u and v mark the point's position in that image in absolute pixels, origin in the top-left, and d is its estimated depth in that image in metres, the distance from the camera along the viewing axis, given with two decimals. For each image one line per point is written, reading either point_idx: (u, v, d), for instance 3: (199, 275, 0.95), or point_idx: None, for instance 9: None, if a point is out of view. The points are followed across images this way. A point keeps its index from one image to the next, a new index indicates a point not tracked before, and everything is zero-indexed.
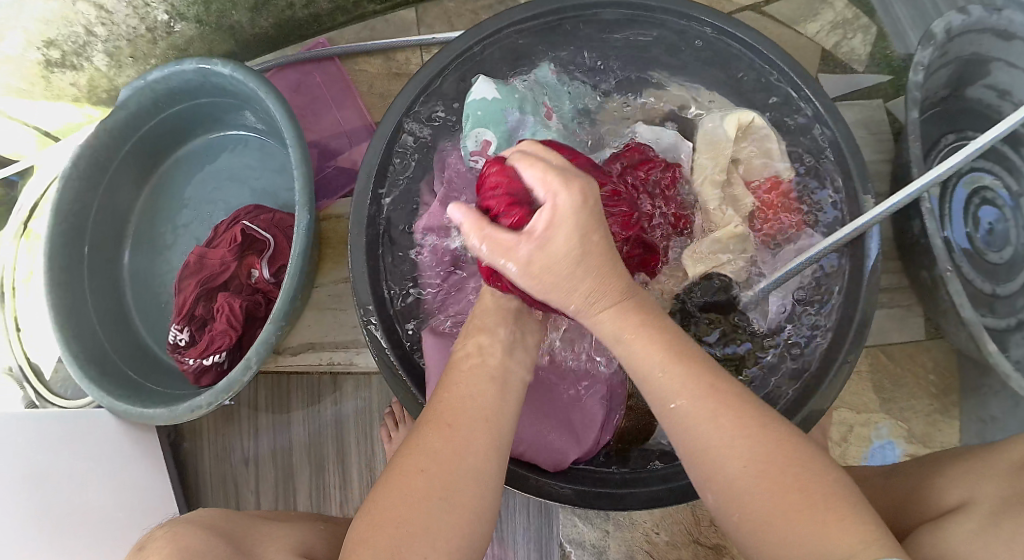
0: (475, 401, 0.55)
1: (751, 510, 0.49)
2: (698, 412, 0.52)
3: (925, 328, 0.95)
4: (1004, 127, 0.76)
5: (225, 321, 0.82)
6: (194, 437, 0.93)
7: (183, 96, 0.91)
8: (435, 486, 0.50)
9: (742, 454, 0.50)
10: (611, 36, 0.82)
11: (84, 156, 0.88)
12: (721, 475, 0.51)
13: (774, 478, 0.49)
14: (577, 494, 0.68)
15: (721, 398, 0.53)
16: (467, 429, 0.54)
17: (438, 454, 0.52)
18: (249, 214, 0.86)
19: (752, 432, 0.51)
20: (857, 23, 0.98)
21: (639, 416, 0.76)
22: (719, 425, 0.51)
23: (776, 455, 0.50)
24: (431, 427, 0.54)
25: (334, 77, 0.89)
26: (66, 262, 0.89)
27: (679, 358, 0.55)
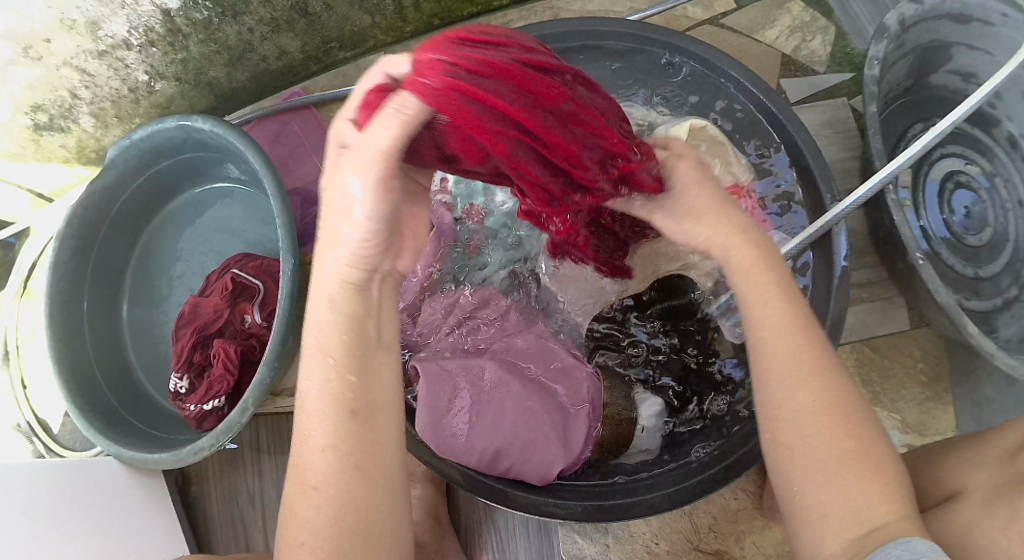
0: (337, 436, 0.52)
1: (811, 456, 0.52)
2: (789, 354, 0.54)
3: (909, 317, 0.97)
4: (958, 113, 0.80)
5: (221, 367, 0.84)
6: (200, 481, 0.95)
7: (167, 152, 0.94)
8: (334, 527, 0.50)
9: (819, 397, 0.53)
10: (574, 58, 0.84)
11: (77, 215, 0.91)
12: (789, 417, 0.53)
13: (831, 423, 0.52)
14: (569, 508, 0.70)
15: (807, 343, 0.55)
16: (341, 470, 0.51)
17: (328, 496, 0.51)
18: (238, 263, 0.89)
19: (829, 376, 0.53)
20: (815, 25, 1.01)
21: (615, 423, 0.77)
22: (796, 365, 0.54)
23: (838, 405, 0.52)
24: (313, 469, 0.52)
25: (310, 125, 0.92)
26: (66, 319, 0.92)
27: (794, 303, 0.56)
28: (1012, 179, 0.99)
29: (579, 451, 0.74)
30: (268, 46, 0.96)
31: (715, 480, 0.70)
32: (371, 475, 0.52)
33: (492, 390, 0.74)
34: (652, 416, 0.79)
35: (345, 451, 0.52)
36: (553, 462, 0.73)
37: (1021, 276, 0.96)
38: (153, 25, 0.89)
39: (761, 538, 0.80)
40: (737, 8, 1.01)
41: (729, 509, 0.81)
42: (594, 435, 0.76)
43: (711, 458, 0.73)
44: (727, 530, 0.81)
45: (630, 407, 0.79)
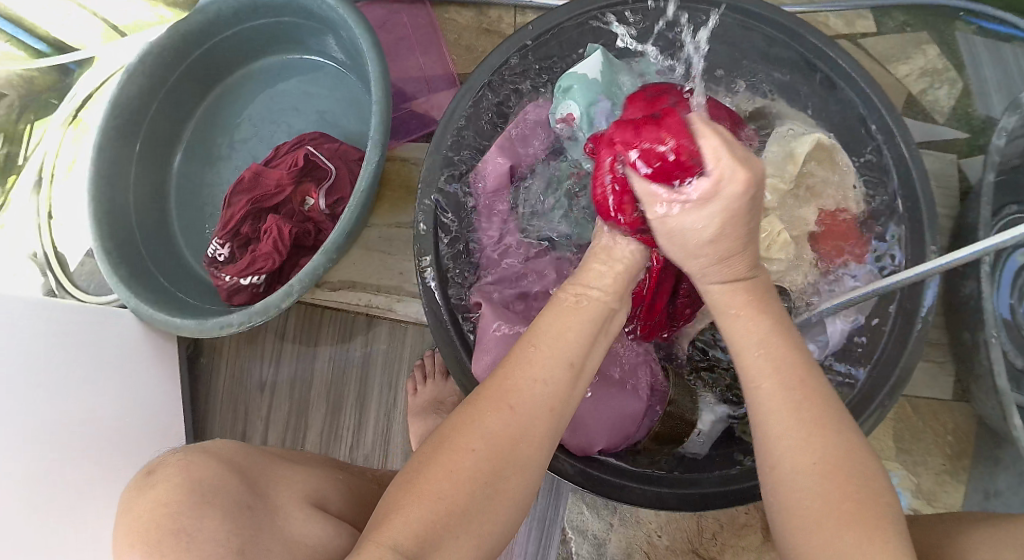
0: (540, 385, 0.50)
1: (798, 502, 0.49)
2: (783, 400, 0.51)
3: (953, 388, 0.94)
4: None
5: (270, 244, 0.81)
6: (212, 353, 0.92)
7: (263, 13, 0.90)
8: (482, 472, 0.46)
9: (815, 453, 0.49)
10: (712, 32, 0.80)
11: (152, 54, 0.87)
12: (772, 444, 0.51)
13: (836, 485, 0.48)
14: (589, 478, 0.67)
15: (810, 405, 0.51)
16: (527, 419, 0.49)
17: (497, 436, 0.48)
18: (315, 141, 0.85)
19: (825, 436, 0.50)
20: (945, 75, 0.97)
21: (675, 419, 0.73)
22: (799, 420, 0.50)
23: (831, 465, 0.48)
24: (492, 405, 0.49)
25: (420, 20, 0.88)
26: (113, 156, 0.88)
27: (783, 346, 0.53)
28: None
29: (627, 428, 0.72)
30: None
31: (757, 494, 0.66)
32: (527, 422, 0.49)
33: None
34: (711, 422, 0.75)
35: (510, 404, 0.49)
36: (597, 435, 0.70)
37: None
38: None
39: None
40: (873, 34, 0.98)
41: (737, 521, 0.79)
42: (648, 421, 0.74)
43: (753, 468, 0.67)
44: (728, 541, 0.79)
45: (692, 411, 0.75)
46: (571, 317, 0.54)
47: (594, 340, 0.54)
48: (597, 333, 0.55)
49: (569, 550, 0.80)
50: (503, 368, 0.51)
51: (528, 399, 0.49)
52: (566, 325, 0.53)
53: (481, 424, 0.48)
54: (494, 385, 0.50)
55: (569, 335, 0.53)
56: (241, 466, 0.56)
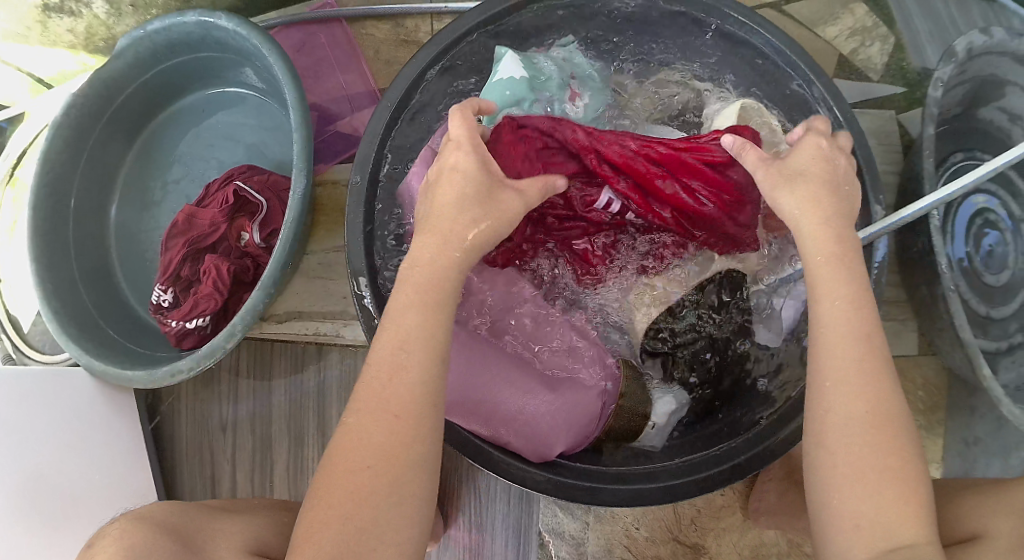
0: (402, 379, 0.52)
1: (849, 464, 0.50)
2: (857, 367, 0.52)
3: (918, 343, 0.94)
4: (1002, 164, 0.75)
5: (210, 284, 0.80)
6: (171, 400, 0.90)
7: (184, 49, 0.88)
8: (381, 484, 0.51)
9: (863, 404, 0.51)
10: (629, 17, 0.79)
11: (77, 104, 0.85)
12: (835, 422, 0.51)
13: (884, 440, 0.50)
14: (560, 485, 0.66)
15: (872, 362, 0.52)
16: (410, 416, 0.52)
17: (380, 446, 0.51)
18: (243, 175, 0.83)
19: (874, 390, 0.51)
20: (876, 32, 0.96)
21: (628, 417, 0.73)
22: (865, 373, 0.51)
23: (884, 426, 0.51)
24: (366, 414, 0.52)
25: (339, 40, 0.87)
26: (50, 212, 0.86)
27: (869, 311, 0.53)
28: None
29: (582, 427, 0.72)
30: None
31: (721, 479, 0.66)
32: (389, 425, 0.52)
33: (488, 366, 0.74)
34: (665, 415, 0.74)
35: (392, 406, 0.52)
36: (553, 439, 0.70)
37: None
38: None
39: (739, 538, 0.78)
40: None
41: (714, 504, 0.78)
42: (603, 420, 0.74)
43: (717, 453, 0.68)
44: (708, 525, 0.78)
45: (645, 402, 0.75)
46: (418, 295, 0.55)
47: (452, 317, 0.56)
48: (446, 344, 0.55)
49: (549, 554, 0.79)
50: (371, 371, 0.53)
51: (400, 398, 0.52)
52: (415, 332, 0.54)
53: (367, 435, 0.52)
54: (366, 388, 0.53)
55: (408, 317, 0.54)
56: (176, 526, 0.61)
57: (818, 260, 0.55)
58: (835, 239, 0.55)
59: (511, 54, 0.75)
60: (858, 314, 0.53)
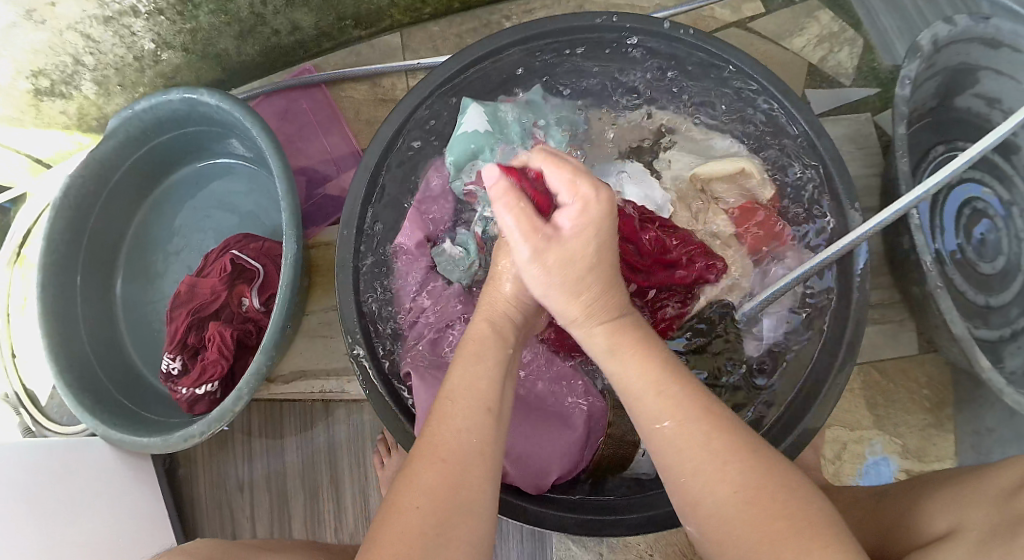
0: (460, 432, 0.52)
1: (749, 537, 0.48)
2: (689, 433, 0.51)
3: (917, 342, 0.95)
4: (994, 136, 0.73)
5: (216, 350, 0.82)
6: (188, 464, 0.93)
7: (171, 125, 0.91)
8: (431, 522, 0.48)
9: (733, 481, 0.49)
10: (593, 57, 0.82)
11: (75, 185, 0.88)
12: (704, 495, 0.50)
13: (757, 511, 0.48)
14: (570, 523, 0.68)
15: (681, 406, 0.52)
16: (462, 459, 0.51)
17: (432, 491, 0.49)
18: (239, 243, 0.86)
19: (728, 468, 0.49)
20: (843, 37, 0.96)
21: (618, 443, 0.75)
22: (708, 450, 0.50)
23: (752, 475, 0.49)
24: (423, 462, 0.51)
25: (320, 103, 0.92)
26: (58, 291, 0.89)
27: (654, 363, 0.54)
28: None
29: (573, 462, 0.74)
30: (280, 21, 0.93)
31: None
32: (460, 473, 0.51)
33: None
34: None
35: (470, 458, 0.51)
36: (546, 472, 0.72)
37: None
38: None
39: None
40: (764, 13, 0.97)
41: None
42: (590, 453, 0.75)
43: None
44: None
45: (636, 430, 0.75)
46: (464, 355, 0.57)
47: (503, 381, 0.57)
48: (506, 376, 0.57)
49: None
50: (430, 423, 0.54)
51: (455, 447, 0.51)
52: (475, 370, 0.56)
53: (417, 481, 0.50)
54: (420, 446, 0.53)
55: (478, 377, 0.55)
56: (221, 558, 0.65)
57: (662, 322, 0.57)
58: (654, 373, 0.53)
59: (474, 105, 0.77)
60: (646, 377, 0.53)
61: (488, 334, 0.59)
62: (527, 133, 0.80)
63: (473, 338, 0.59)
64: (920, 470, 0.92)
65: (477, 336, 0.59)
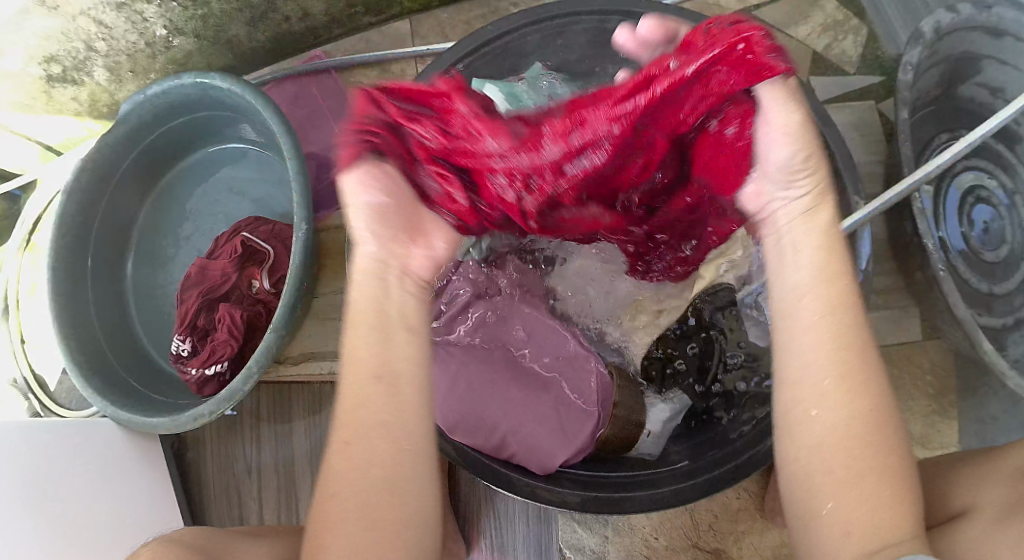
0: (372, 415, 0.51)
1: (841, 475, 0.49)
2: (845, 377, 0.50)
3: (922, 329, 0.95)
4: (994, 122, 0.73)
5: (226, 331, 0.83)
6: (197, 446, 0.94)
7: (181, 110, 0.92)
8: (365, 517, 0.49)
9: (842, 415, 0.49)
10: (599, 43, 0.83)
11: (86, 171, 0.89)
12: (814, 430, 0.50)
13: (858, 461, 0.49)
14: (579, 500, 0.68)
15: (868, 356, 0.51)
16: (371, 445, 0.50)
17: (359, 481, 0.50)
18: (248, 227, 0.87)
19: (866, 412, 0.49)
20: (849, 26, 0.97)
21: (622, 424, 0.74)
22: (843, 386, 0.50)
23: (873, 432, 0.49)
24: (342, 454, 0.51)
25: (331, 89, 0.93)
26: (70, 274, 0.90)
27: (840, 261, 0.53)
28: None
29: (580, 437, 0.73)
30: (290, 7, 0.94)
31: (724, 479, 0.68)
32: (379, 459, 0.50)
33: (483, 379, 0.76)
34: (659, 422, 0.77)
35: (389, 434, 0.51)
36: (554, 450, 0.72)
37: None
38: None
39: (759, 540, 0.80)
40: (770, 2, 0.98)
41: (731, 508, 0.81)
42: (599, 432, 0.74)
43: (719, 457, 0.71)
44: (727, 529, 0.81)
45: (640, 410, 0.76)
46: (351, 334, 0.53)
47: (403, 349, 0.53)
48: (428, 359, 0.54)
49: None
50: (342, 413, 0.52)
51: (364, 431, 0.50)
52: None
53: (346, 473, 0.51)
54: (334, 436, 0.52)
55: (368, 350, 0.52)
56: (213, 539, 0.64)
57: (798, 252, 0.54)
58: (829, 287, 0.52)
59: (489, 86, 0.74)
60: (835, 307, 0.51)
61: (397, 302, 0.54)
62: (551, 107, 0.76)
63: (373, 309, 0.54)
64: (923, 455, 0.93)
65: (363, 304, 0.54)
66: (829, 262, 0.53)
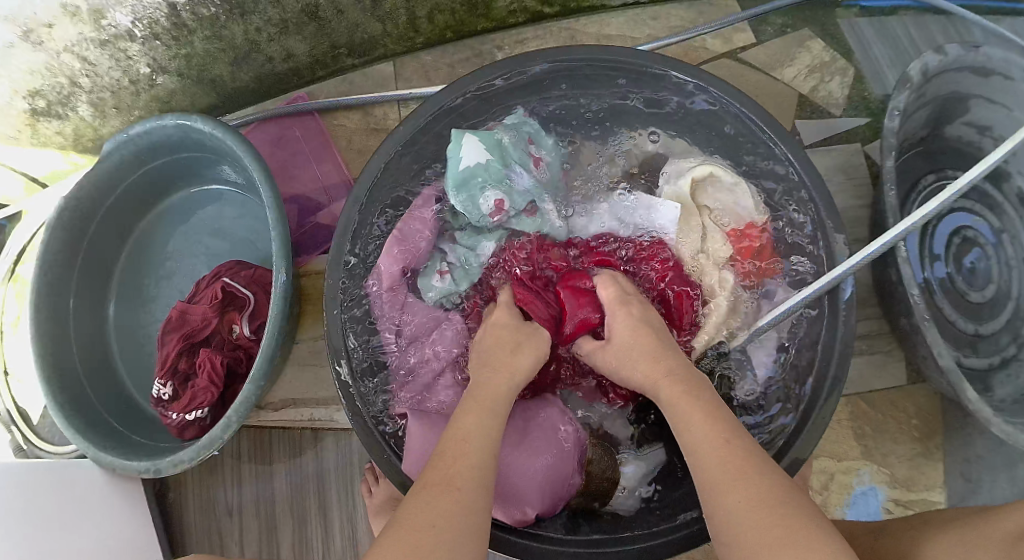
0: (475, 443, 0.57)
1: (767, 558, 0.48)
2: (733, 477, 0.53)
3: (906, 374, 0.94)
4: (984, 166, 0.74)
5: (206, 377, 0.82)
6: (178, 487, 0.92)
7: (166, 150, 0.92)
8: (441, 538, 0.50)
9: (758, 496, 0.51)
10: (573, 86, 0.82)
11: (68, 209, 0.88)
12: (729, 519, 0.52)
13: (795, 538, 0.48)
14: (569, 557, 0.69)
15: (754, 455, 0.54)
16: (471, 492, 0.54)
17: (445, 513, 0.51)
18: (231, 271, 0.86)
19: (752, 482, 0.52)
20: (834, 66, 0.97)
21: (597, 479, 0.76)
22: (726, 471, 0.53)
23: (785, 523, 0.49)
24: (418, 511, 0.52)
25: (313, 131, 0.94)
26: (50, 314, 0.89)
27: (706, 396, 0.59)
28: (1020, 236, 0.95)
29: (557, 491, 0.74)
30: (274, 47, 0.94)
31: (699, 534, 0.67)
32: (453, 496, 0.53)
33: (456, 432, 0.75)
34: (634, 477, 0.77)
35: (479, 475, 0.55)
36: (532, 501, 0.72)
37: (1022, 336, 0.91)
38: (158, 18, 0.87)
39: None
40: (754, 43, 0.98)
41: (713, 554, 0.82)
42: (576, 483, 0.75)
43: (700, 510, 0.70)
44: None
45: (613, 469, 0.77)
46: (476, 407, 0.61)
47: (501, 432, 0.60)
48: (503, 426, 0.61)
49: None
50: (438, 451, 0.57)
51: (467, 461, 0.55)
52: (477, 417, 0.60)
53: (427, 508, 0.52)
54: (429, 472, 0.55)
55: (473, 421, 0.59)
56: None
57: (672, 401, 0.60)
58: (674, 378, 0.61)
59: (469, 141, 0.79)
60: (702, 420, 0.57)
61: (505, 393, 0.63)
62: (528, 157, 0.82)
63: (484, 391, 0.62)
64: (908, 499, 0.92)
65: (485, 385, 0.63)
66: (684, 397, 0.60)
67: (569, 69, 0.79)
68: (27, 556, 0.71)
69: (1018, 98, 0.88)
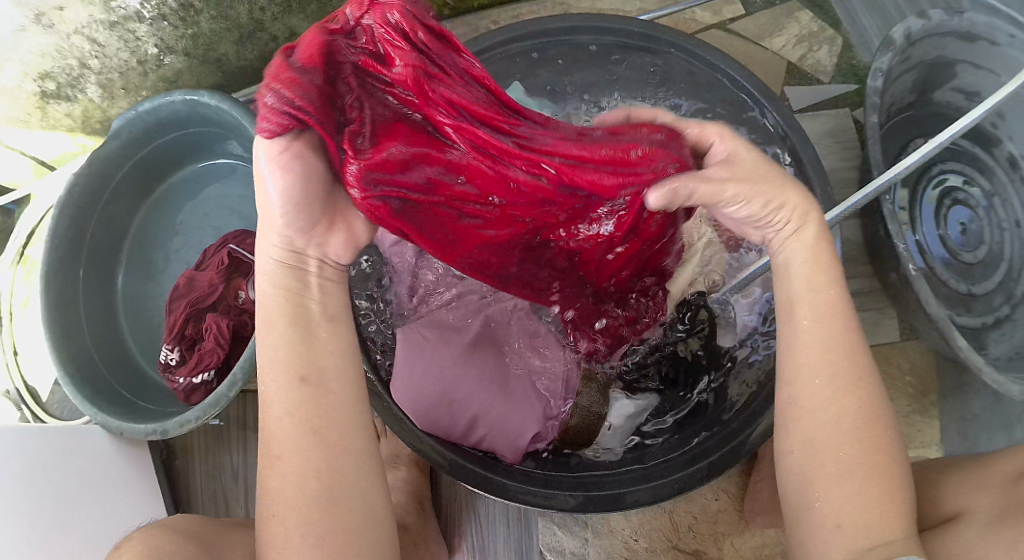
0: (338, 389, 0.54)
1: (844, 467, 0.54)
2: (839, 375, 0.55)
3: (899, 328, 0.97)
4: (967, 120, 0.76)
5: (212, 340, 0.85)
6: (185, 454, 0.95)
7: (173, 126, 0.95)
8: (323, 494, 0.51)
9: (856, 402, 0.55)
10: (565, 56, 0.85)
11: (78, 184, 0.91)
12: (822, 424, 0.55)
13: (873, 455, 0.54)
14: (579, 502, 0.72)
15: (856, 357, 0.56)
16: (340, 428, 0.53)
17: (320, 471, 0.51)
18: (237, 239, 0.89)
19: (859, 394, 0.55)
20: (822, 36, 0.99)
21: (585, 418, 0.75)
22: (840, 370, 0.55)
23: (871, 437, 0.54)
24: (292, 468, 0.52)
25: None
26: (60, 286, 0.91)
27: (830, 286, 0.57)
28: (1010, 199, 0.95)
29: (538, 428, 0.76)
30: (279, 27, 0.98)
31: (697, 478, 0.72)
32: (348, 447, 0.53)
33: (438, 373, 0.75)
34: (621, 417, 0.77)
35: (309, 414, 0.52)
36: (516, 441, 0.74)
37: (1015, 296, 0.92)
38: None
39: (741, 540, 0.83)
40: (745, 15, 1.00)
41: (710, 509, 0.84)
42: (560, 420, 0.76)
43: (704, 446, 0.75)
44: (707, 530, 0.84)
45: (602, 403, 0.76)
46: (341, 323, 0.56)
47: (361, 344, 0.56)
48: (363, 337, 0.56)
49: None
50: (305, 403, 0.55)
51: (331, 415, 0.53)
52: (334, 339, 0.55)
53: (305, 475, 0.51)
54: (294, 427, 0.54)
55: (331, 345, 0.55)
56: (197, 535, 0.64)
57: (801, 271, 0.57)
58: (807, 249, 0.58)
59: None
60: (829, 307, 0.56)
61: (349, 303, 0.56)
62: None
63: (339, 307, 0.56)
64: (905, 455, 0.94)
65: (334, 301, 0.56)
66: (817, 275, 0.57)
67: (568, 39, 0.83)
68: (33, 516, 0.73)
69: (1004, 62, 0.90)
